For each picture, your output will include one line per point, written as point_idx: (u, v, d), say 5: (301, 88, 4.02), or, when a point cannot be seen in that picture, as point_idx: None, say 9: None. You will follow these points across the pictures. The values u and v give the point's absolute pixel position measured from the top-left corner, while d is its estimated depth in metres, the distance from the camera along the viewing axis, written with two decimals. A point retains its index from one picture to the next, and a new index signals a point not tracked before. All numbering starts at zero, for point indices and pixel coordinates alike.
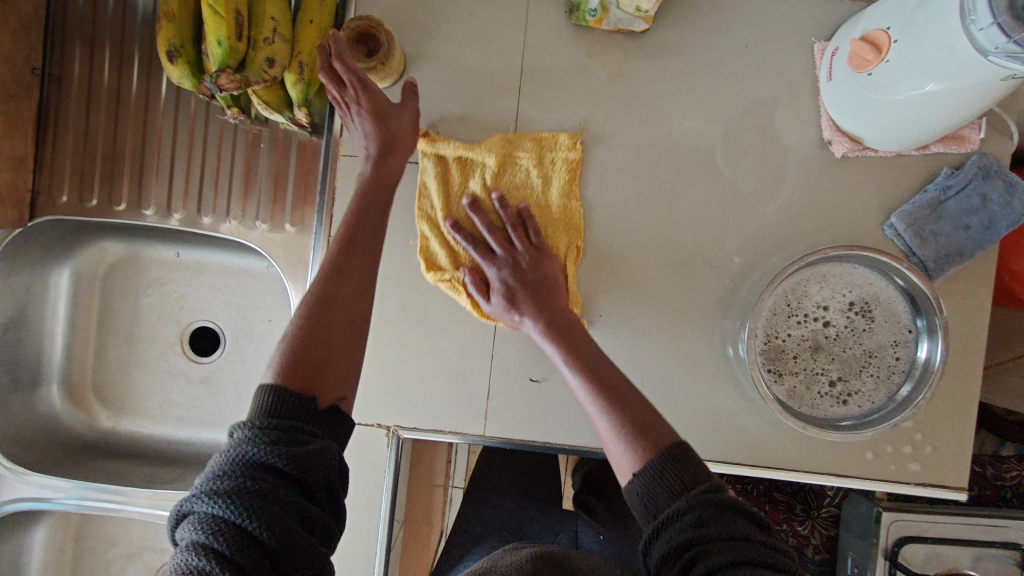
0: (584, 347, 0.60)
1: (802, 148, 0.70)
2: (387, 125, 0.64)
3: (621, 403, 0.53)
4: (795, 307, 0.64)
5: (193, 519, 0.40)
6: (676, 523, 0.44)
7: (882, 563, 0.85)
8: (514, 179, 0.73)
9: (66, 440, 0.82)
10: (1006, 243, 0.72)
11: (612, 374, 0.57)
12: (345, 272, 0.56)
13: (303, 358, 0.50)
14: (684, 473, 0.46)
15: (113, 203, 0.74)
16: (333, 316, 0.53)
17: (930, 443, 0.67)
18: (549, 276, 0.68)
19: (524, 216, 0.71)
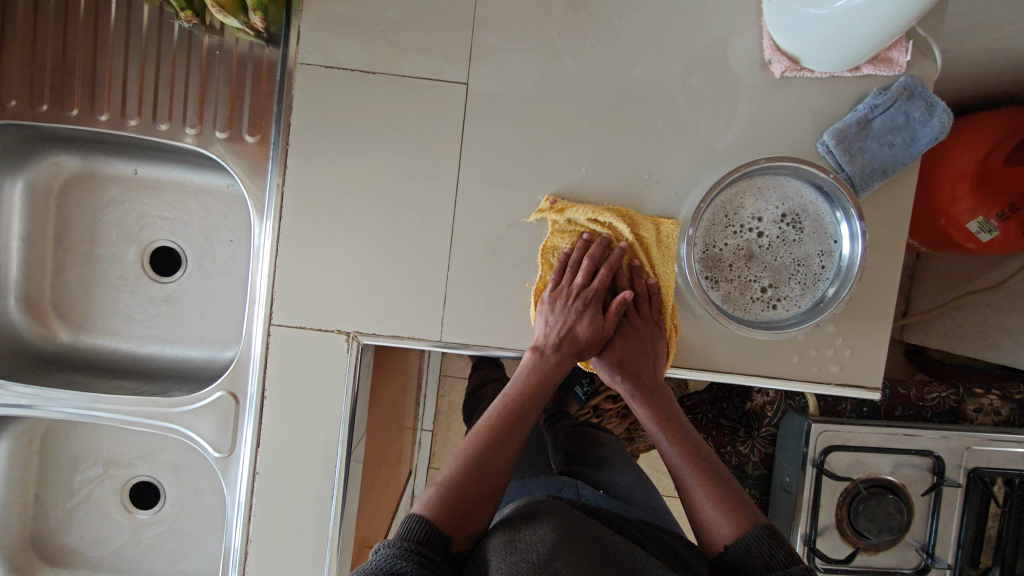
0: (692, 438, 0.68)
1: (745, 68, 0.73)
2: (579, 337, 0.71)
3: (722, 483, 0.64)
4: (731, 218, 0.69)
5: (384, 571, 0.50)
6: None
7: (810, 470, 0.93)
8: (649, 250, 0.75)
9: (27, 353, 0.83)
10: (945, 194, 0.87)
11: (715, 463, 0.67)
12: (511, 429, 0.66)
13: (455, 505, 0.58)
14: (769, 552, 0.57)
15: (66, 108, 0.73)
16: (492, 470, 0.63)
17: (849, 346, 0.73)
18: (659, 352, 0.73)
19: (652, 293, 0.75)
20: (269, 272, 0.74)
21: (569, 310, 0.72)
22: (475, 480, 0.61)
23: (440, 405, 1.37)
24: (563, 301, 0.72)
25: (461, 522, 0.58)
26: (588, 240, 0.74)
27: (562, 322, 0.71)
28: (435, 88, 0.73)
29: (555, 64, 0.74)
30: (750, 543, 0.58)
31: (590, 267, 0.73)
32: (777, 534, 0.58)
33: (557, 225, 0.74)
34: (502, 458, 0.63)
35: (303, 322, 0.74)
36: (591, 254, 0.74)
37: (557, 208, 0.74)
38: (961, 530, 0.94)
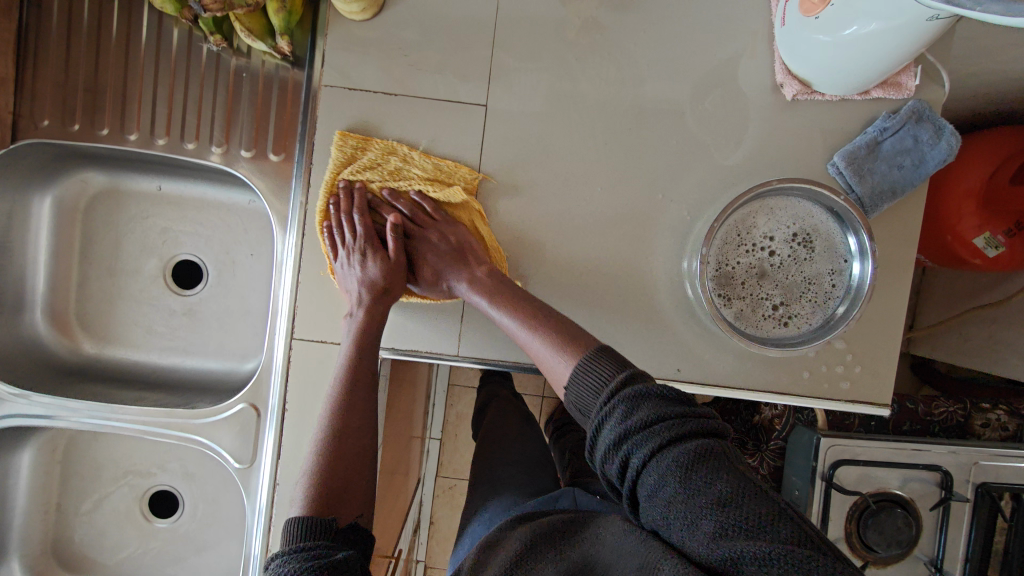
0: (512, 296, 0.68)
1: (758, 91, 0.75)
2: (375, 279, 0.72)
3: (542, 330, 0.63)
4: (744, 237, 0.70)
5: (277, 564, 0.51)
6: (611, 419, 0.51)
7: (820, 484, 0.94)
8: (392, 175, 0.76)
9: (51, 365, 0.85)
10: (952, 210, 0.89)
11: (540, 310, 0.66)
12: (349, 392, 0.67)
13: (326, 489, 0.60)
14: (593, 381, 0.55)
15: (95, 128, 0.75)
16: (350, 430, 0.66)
17: (859, 362, 0.74)
18: (458, 239, 0.76)
19: (426, 202, 0.78)
20: (292, 288, 0.76)
21: (352, 262, 0.73)
22: (337, 453, 0.63)
23: (449, 414, 1.39)
24: (344, 256, 0.73)
25: (335, 497, 0.60)
26: (337, 200, 0.74)
27: (358, 277, 0.72)
28: (457, 110, 0.75)
29: (572, 86, 0.76)
30: (580, 377, 0.56)
31: (349, 221, 0.74)
32: (608, 352, 0.57)
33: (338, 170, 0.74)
34: (350, 424, 0.66)
35: (324, 336, 0.76)
36: (349, 207, 0.74)
37: (343, 139, 0.73)
38: (970, 544, 0.94)
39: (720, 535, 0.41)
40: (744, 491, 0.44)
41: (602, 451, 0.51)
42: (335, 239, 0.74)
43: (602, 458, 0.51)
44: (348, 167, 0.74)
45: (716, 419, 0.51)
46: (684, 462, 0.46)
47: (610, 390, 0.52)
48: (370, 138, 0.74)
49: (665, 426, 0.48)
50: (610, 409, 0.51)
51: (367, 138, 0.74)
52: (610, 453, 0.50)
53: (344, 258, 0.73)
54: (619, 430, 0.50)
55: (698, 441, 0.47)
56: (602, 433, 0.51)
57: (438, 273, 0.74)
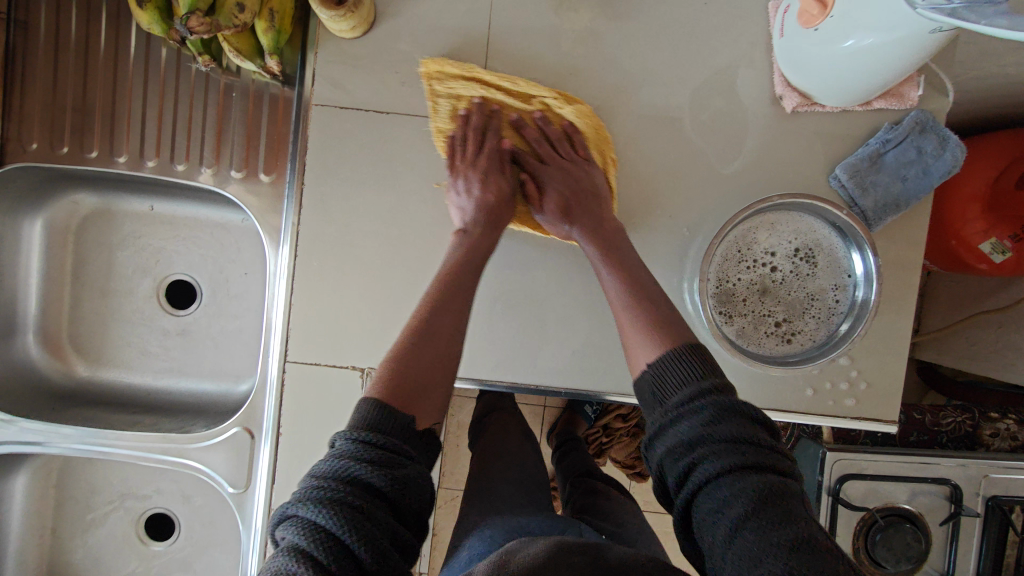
0: (623, 262, 0.63)
1: (757, 104, 0.73)
2: (486, 200, 0.68)
3: (650, 305, 0.59)
4: (745, 253, 0.69)
5: (344, 446, 0.48)
6: (693, 417, 0.49)
7: (826, 499, 0.92)
8: (524, 97, 0.72)
9: (43, 389, 0.84)
10: (958, 215, 0.87)
11: (644, 279, 0.62)
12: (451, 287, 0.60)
13: (404, 382, 0.53)
14: (682, 377, 0.52)
15: (84, 150, 0.74)
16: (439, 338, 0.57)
17: (865, 379, 0.73)
18: (592, 180, 0.70)
19: (569, 134, 0.73)
20: (284, 311, 0.74)
21: (473, 179, 0.69)
22: (425, 349, 0.55)
23: (450, 426, 1.37)
24: (464, 170, 0.69)
25: (410, 391, 0.52)
26: (466, 114, 0.71)
27: (472, 194, 0.68)
28: None
29: (567, 101, 0.74)
30: (677, 361, 0.53)
31: (475, 138, 0.71)
32: (699, 354, 0.54)
33: (452, 89, 0.71)
34: (444, 323, 0.57)
35: (318, 359, 0.74)
36: (472, 127, 0.71)
37: (435, 63, 0.70)
38: (980, 560, 0.92)
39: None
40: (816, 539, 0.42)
41: (669, 447, 0.49)
42: (455, 156, 0.71)
43: (667, 454, 0.50)
44: (445, 87, 0.71)
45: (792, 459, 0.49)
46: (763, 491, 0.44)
47: (702, 386, 0.51)
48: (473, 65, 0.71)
49: (752, 451, 0.46)
50: (698, 407, 0.49)
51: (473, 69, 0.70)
52: (679, 448, 0.49)
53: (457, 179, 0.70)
54: (699, 432, 0.48)
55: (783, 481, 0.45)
56: (676, 427, 0.50)
57: (567, 207, 0.68)
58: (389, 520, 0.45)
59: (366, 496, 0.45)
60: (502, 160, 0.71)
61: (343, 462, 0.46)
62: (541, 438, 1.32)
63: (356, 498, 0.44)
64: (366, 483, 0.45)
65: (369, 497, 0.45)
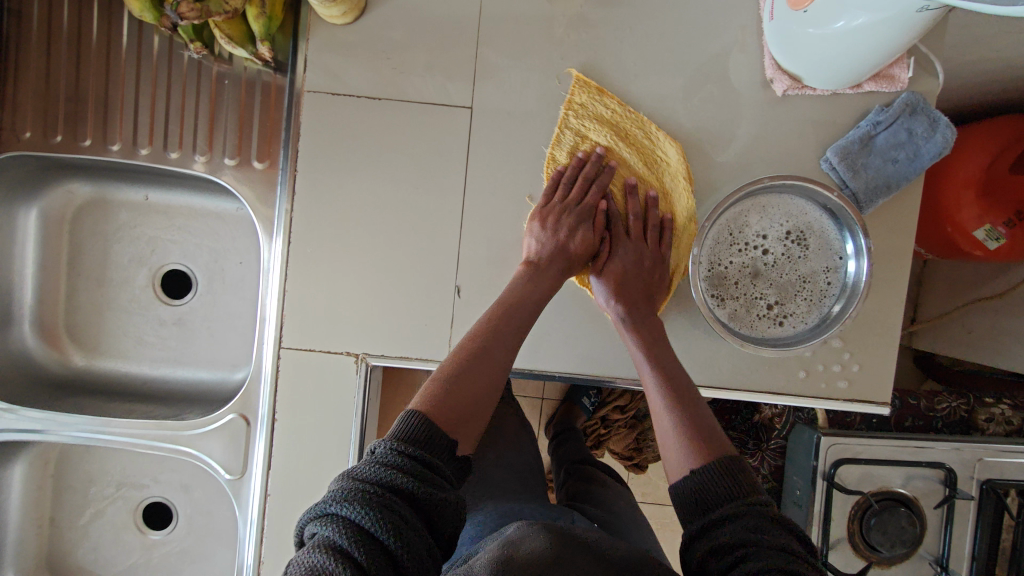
0: (670, 367, 0.65)
1: (748, 88, 0.74)
2: (567, 245, 0.70)
3: (691, 413, 0.61)
4: (736, 236, 0.69)
5: (385, 450, 0.50)
6: (735, 523, 0.51)
7: (821, 484, 0.92)
8: (648, 164, 0.75)
9: (40, 377, 0.84)
10: (951, 201, 0.87)
11: (692, 392, 0.64)
12: (502, 327, 0.63)
13: (455, 410, 0.56)
14: (730, 485, 0.54)
15: (79, 138, 0.75)
16: (481, 386, 0.59)
17: (857, 361, 0.73)
18: (660, 285, 0.73)
19: (664, 224, 0.75)
20: (278, 298, 0.75)
21: (565, 218, 0.71)
22: (473, 388, 0.58)
23: None
24: (564, 204, 0.72)
25: (456, 418, 0.55)
26: (585, 158, 0.74)
27: (556, 231, 0.71)
28: (441, 114, 0.74)
29: (558, 86, 0.74)
30: (726, 469, 0.55)
31: (582, 184, 0.73)
32: (739, 471, 0.55)
33: (580, 116, 0.74)
34: (496, 355, 0.61)
35: (312, 344, 0.75)
36: (584, 170, 0.74)
37: (589, 88, 0.73)
38: (975, 543, 0.93)
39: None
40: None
41: (710, 551, 0.50)
42: (558, 185, 0.73)
43: (707, 557, 0.51)
44: (582, 117, 0.74)
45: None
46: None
47: (747, 499, 0.53)
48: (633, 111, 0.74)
49: (787, 557, 0.47)
50: (742, 514, 0.51)
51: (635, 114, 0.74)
52: (718, 551, 0.50)
53: (549, 210, 0.72)
54: (742, 536, 0.49)
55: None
56: (719, 531, 0.51)
57: (627, 287, 0.71)
58: (420, 526, 0.46)
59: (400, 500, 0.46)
60: (598, 211, 0.74)
61: (382, 468, 0.49)
62: (539, 430, 1.32)
63: (391, 502, 0.46)
64: (404, 486, 0.47)
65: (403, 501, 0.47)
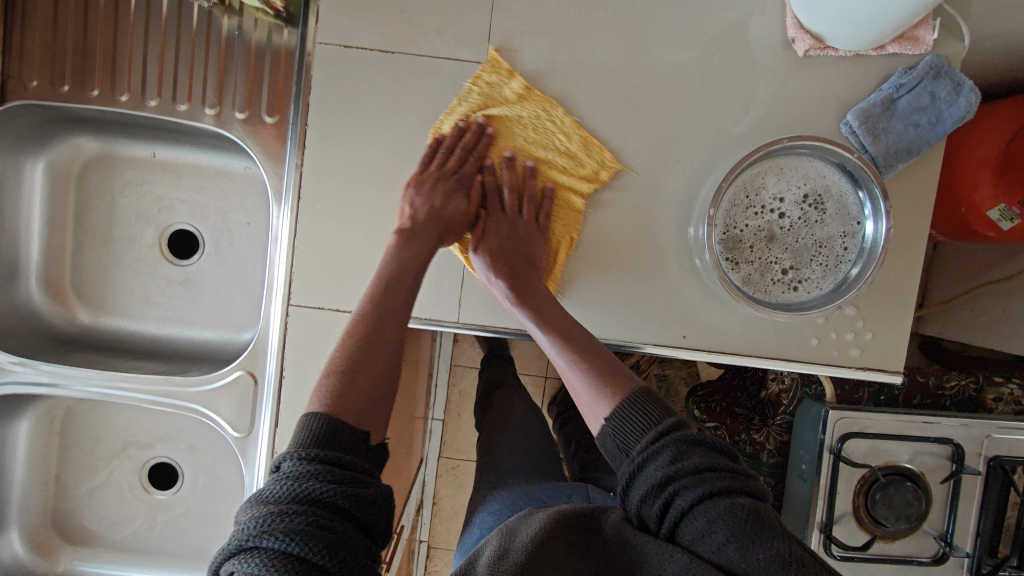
0: (559, 322, 0.65)
1: (769, 48, 0.71)
2: (442, 213, 0.71)
3: (591, 361, 0.60)
4: (753, 199, 0.68)
5: (296, 463, 0.47)
6: (656, 460, 0.49)
7: (827, 458, 0.92)
8: (529, 136, 0.74)
9: (46, 333, 0.83)
10: (968, 181, 0.86)
11: (593, 344, 0.63)
12: (388, 305, 0.62)
13: (351, 392, 0.55)
14: (640, 421, 0.52)
15: (86, 89, 0.73)
16: (376, 359, 0.58)
17: (870, 330, 0.72)
18: (539, 253, 0.74)
19: (546, 197, 0.76)
20: (288, 256, 0.74)
21: (439, 189, 0.72)
22: (362, 361, 0.57)
23: (452, 394, 1.39)
24: (438, 175, 0.72)
25: (356, 404, 0.54)
26: (465, 126, 0.73)
27: (429, 204, 0.71)
28: (456, 70, 0.72)
29: (575, 43, 0.72)
30: (626, 411, 0.54)
31: (459, 156, 0.73)
32: (649, 398, 0.54)
33: (476, 94, 0.73)
34: (386, 330, 0.60)
35: (320, 303, 0.74)
36: (463, 141, 0.73)
37: (496, 64, 0.72)
38: (980, 519, 0.93)
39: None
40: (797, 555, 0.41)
41: (642, 492, 0.49)
42: (439, 156, 0.73)
43: (641, 499, 0.49)
44: (487, 95, 0.73)
45: (757, 478, 0.50)
46: (738, 513, 0.44)
47: (658, 428, 0.51)
48: (534, 89, 0.72)
49: (720, 477, 0.47)
50: (658, 449, 0.49)
51: (533, 91, 0.72)
52: (651, 494, 0.48)
53: (424, 177, 0.72)
54: (667, 471, 0.48)
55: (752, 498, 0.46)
56: (644, 472, 0.49)
57: (504, 256, 0.72)
58: (354, 534, 0.44)
59: (325, 512, 0.44)
60: (469, 184, 0.74)
61: (296, 481, 0.46)
62: (542, 408, 1.32)
63: (316, 516, 0.43)
64: (326, 497, 0.45)
65: (328, 513, 0.44)
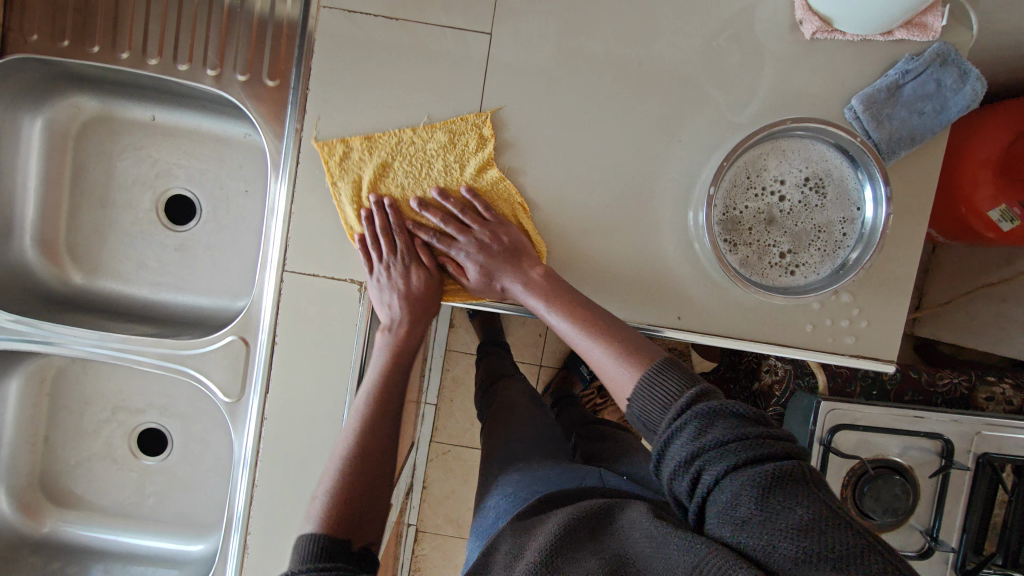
0: (569, 303, 0.66)
1: (777, 28, 0.71)
2: (409, 297, 0.74)
3: (609, 336, 0.61)
4: (754, 180, 0.68)
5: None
6: (681, 437, 0.49)
7: (817, 449, 0.92)
8: (415, 168, 0.73)
9: (38, 291, 0.83)
10: (970, 182, 0.85)
11: (608, 319, 0.64)
12: (378, 418, 0.67)
13: (346, 505, 0.60)
14: (660, 398, 0.53)
15: (86, 45, 0.73)
16: (370, 459, 0.64)
17: (865, 318, 0.72)
18: (514, 238, 0.72)
19: (473, 197, 0.73)
20: (283, 219, 0.74)
21: (394, 272, 0.73)
22: (358, 472, 0.62)
23: (446, 379, 1.39)
24: (385, 262, 0.72)
25: (350, 520, 0.59)
26: (367, 212, 0.72)
27: (395, 292, 0.73)
28: (459, 40, 0.72)
29: (581, 15, 0.71)
30: (648, 389, 0.54)
31: (386, 235, 0.73)
32: (671, 367, 0.55)
33: (348, 184, 0.72)
34: (373, 439, 0.65)
35: (315, 270, 0.74)
36: (382, 221, 0.72)
37: (331, 149, 0.72)
38: (967, 516, 0.93)
39: (803, 560, 0.40)
40: (824, 518, 0.42)
41: (670, 469, 0.50)
42: (372, 247, 0.72)
43: (670, 475, 0.50)
44: (359, 165, 0.72)
45: (789, 437, 0.49)
46: (763, 481, 0.44)
47: (682, 403, 0.51)
48: (375, 134, 0.72)
49: (746, 444, 0.47)
50: (682, 425, 0.49)
51: (399, 86, 0.72)
52: (679, 470, 0.49)
53: (375, 272, 0.73)
54: (693, 447, 0.48)
55: (779, 460, 0.46)
56: (671, 450, 0.50)
57: (489, 273, 0.72)
58: None
59: None
60: (419, 251, 0.75)
61: None
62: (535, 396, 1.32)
63: None
64: None
65: None
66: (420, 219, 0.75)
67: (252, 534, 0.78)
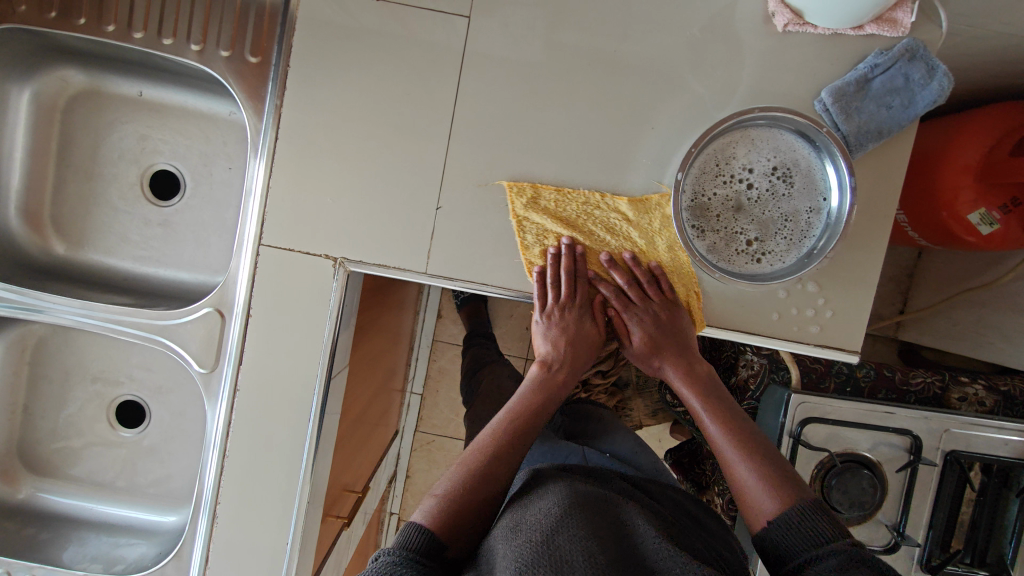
0: (726, 411, 0.72)
1: (749, 18, 0.72)
2: (571, 344, 0.78)
3: (762, 455, 0.67)
4: (722, 168, 0.69)
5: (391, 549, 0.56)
6: (822, 564, 0.55)
7: (787, 441, 0.93)
8: (608, 235, 0.76)
9: (20, 259, 0.84)
10: (950, 188, 0.86)
11: (759, 438, 0.70)
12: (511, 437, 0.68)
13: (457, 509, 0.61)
14: (817, 531, 0.58)
15: (73, 16, 0.74)
16: (491, 476, 0.64)
17: (831, 308, 0.73)
18: (685, 327, 0.76)
19: (656, 276, 0.77)
20: (262, 194, 0.75)
21: (569, 314, 0.77)
22: (480, 482, 0.63)
23: (431, 370, 1.39)
24: (562, 305, 0.76)
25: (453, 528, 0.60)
26: (552, 250, 0.75)
27: (561, 330, 0.78)
28: (437, 21, 0.73)
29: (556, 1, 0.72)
30: (798, 523, 0.59)
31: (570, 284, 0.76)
32: (823, 511, 0.60)
33: (532, 220, 0.75)
34: (504, 456, 0.66)
35: (290, 245, 0.75)
36: (567, 269, 0.75)
37: (529, 197, 0.75)
38: (934, 513, 0.94)
39: None
40: None
41: None
42: (552, 286, 0.75)
43: None
44: (546, 211, 0.75)
45: None
46: None
47: (833, 544, 0.56)
48: (568, 188, 0.75)
49: None
50: (825, 557, 0.55)
51: (378, 67, 0.73)
52: None
53: (550, 313, 0.77)
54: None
55: None
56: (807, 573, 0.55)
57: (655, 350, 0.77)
58: None
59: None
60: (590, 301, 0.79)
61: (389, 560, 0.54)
62: None
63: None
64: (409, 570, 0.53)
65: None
66: (598, 274, 0.78)
67: (223, 504, 0.79)
